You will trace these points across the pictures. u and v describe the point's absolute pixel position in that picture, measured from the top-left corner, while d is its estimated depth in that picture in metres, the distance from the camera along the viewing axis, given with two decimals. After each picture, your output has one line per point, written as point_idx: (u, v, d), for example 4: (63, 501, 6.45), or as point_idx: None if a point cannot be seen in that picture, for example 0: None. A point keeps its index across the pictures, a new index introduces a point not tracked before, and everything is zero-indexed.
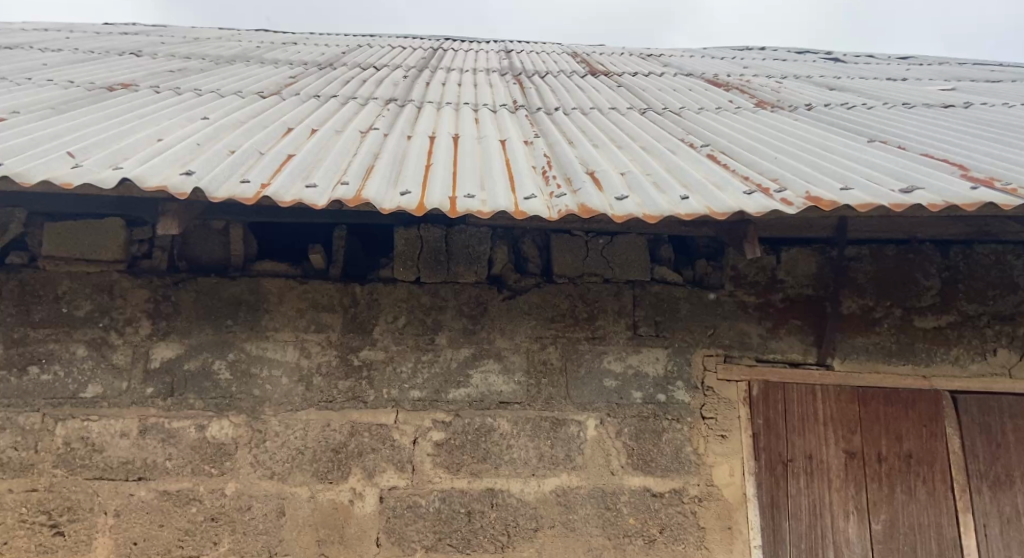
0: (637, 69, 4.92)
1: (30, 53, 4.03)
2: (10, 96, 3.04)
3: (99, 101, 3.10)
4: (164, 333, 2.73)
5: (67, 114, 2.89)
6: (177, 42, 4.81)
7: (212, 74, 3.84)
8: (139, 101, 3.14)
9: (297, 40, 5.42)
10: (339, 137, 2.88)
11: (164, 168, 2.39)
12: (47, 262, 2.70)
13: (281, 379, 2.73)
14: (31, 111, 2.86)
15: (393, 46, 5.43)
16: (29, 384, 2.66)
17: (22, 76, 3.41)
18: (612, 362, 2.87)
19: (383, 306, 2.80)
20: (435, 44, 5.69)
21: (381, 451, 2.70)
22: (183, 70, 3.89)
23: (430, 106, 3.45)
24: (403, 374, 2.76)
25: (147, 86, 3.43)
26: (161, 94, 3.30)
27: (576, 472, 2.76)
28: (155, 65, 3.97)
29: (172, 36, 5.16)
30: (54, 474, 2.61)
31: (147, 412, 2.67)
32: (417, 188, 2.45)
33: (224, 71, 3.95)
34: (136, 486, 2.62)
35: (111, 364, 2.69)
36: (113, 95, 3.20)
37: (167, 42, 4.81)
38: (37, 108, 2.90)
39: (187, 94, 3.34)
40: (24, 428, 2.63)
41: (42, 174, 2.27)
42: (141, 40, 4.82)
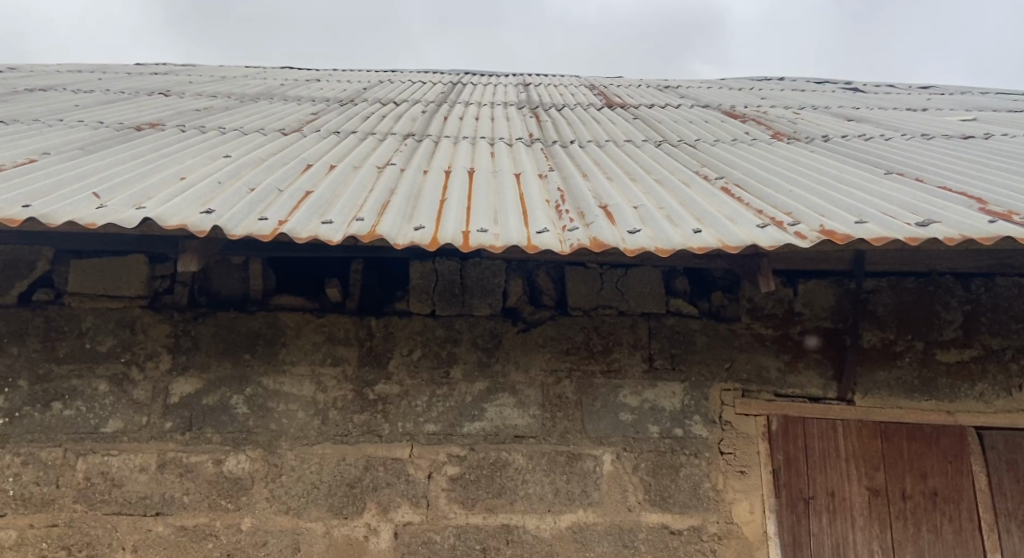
0: (653, 101, 4.97)
1: (63, 95, 4.18)
2: (41, 137, 3.15)
3: (126, 141, 3.20)
4: (184, 367, 2.76)
5: (94, 154, 2.99)
6: (206, 81, 4.96)
7: (236, 112, 3.95)
8: (164, 140, 3.24)
9: (321, 77, 5.56)
10: (356, 173, 2.94)
11: (185, 206, 2.46)
12: (72, 299, 2.76)
13: (297, 413, 2.75)
14: (61, 153, 2.96)
15: (413, 81, 5.54)
16: (52, 419, 2.70)
17: (54, 118, 3.53)
18: (628, 396, 2.86)
19: (399, 339, 2.82)
20: (455, 79, 5.80)
21: (395, 486, 2.70)
22: (208, 109, 4.01)
23: (448, 141, 3.52)
24: (419, 408, 2.77)
25: (174, 125, 3.54)
26: (187, 133, 3.40)
27: (592, 508, 2.73)
28: (182, 104, 4.09)
29: (200, 75, 5.32)
30: (74, 508, 2.63)
31: (166, 447, 2.70)
32: (431, 223, 2.48)
33: (248, 109, 4.06)
34: (154, 521, 2.63)
35: (132, 399, 2.73)
36: (140, 135, 3.30)
37: (195, 82, 4.97)
38: (67, 150, 3.00)
39: (212, 133, 3.43)
40: (46, 463, 2.66)
41: (68, 215, 2.33)
42: (170, 80, 4.98)
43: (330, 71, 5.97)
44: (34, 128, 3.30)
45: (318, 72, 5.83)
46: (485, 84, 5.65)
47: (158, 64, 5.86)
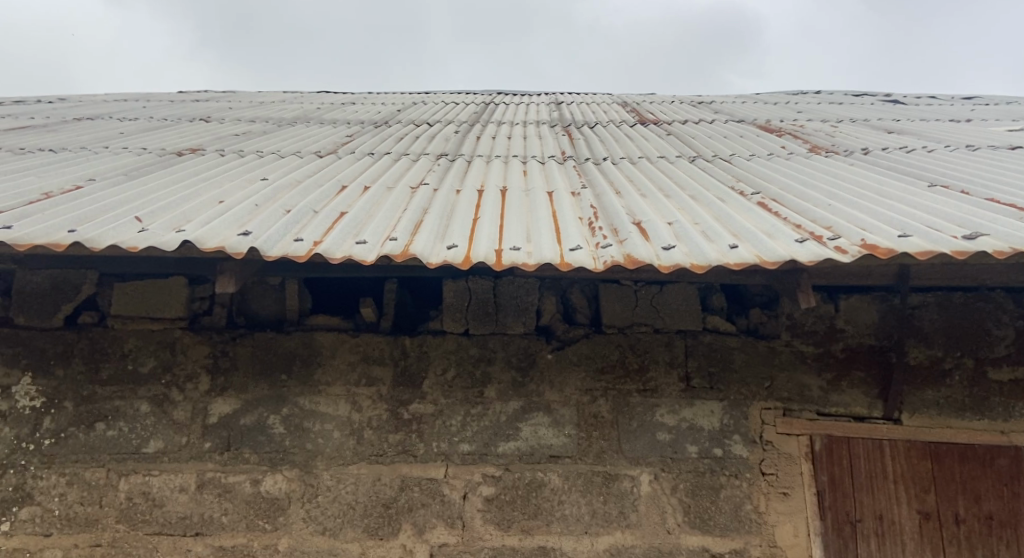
0: (687, 117, 4.94)
1: (109, 124, 4.31)
2: (88, 164, 3.24)
3: (168, 166, 3.28)
4: (222, 388, 2.80)
5: (137, 180, 3.06)
6: (246, 108, 5.08)
7: (275, 136, 4.03)
8: (204, 164, 3.31)
9: (356, 100, 5.65)
10: (390, 194, 2.96)
11: (223, 229, 2.50)
12: (115, 321, 2.82)
13: (333, 433, 2.75)
14: (106, 179, 3.04)
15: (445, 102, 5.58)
16: (96, 439, 2.75)
17: (100, 145, 3.63)
18: (665, 415, 2.81)
19: (433, 358, 2.82)
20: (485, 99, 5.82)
21: (431, 506, 2.69)
22: (246, 134, 4.09)
23: (481, 160, 3.54)
24: (453, 427, 2.76)
25: (213, 149, 3.62)
26: (226, 157, 3.47)
27: (631, 530, 2.68)
28: (222, 129, 4.19)
29: (239, 101, 5.44)
30: (116, 529, 2.67)
31: (205, 467, 2.73)
32: (463, 241, 2.49)
33: (285, 132, 4.14)
34: (194, 541, 2.65)
35: (172, 420, 2.77)
36: (181, 160, 3.38)
37: (235, 107, 5.08)
38: (111, 176, 3.08)
39: (250, 156, 3.50)
40: (90, 484, 2.71)
41: (110, 239, 2.39)
42: (211, 106, 5.10)
43: (363, 93, 6.05)
44: (81, 155, 3.40)
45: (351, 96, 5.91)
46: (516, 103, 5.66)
47: (197, 91, 6.02)
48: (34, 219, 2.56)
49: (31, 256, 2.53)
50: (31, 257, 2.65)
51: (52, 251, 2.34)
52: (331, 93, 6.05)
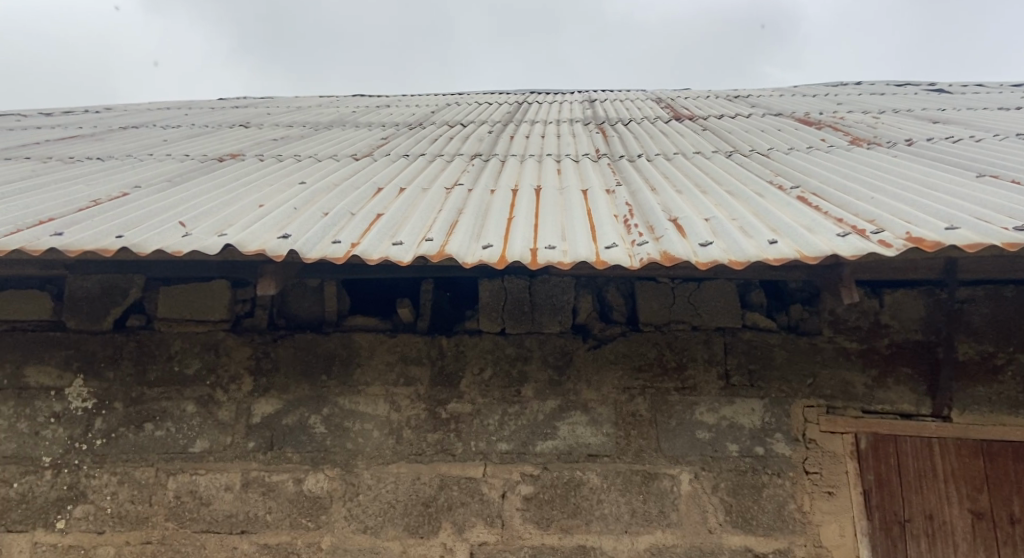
0: (723, 111, 4.88)
1: (153, 132, 4.42)
2: (133, 172, 3.33)
3: (209, 172, 3.35)
4: (264, 389, 2.85)
5: (181, 186, 3.13)
6: (283, 113, 5.16)
7: (312, 140, 4.09)
8: (244, 169, 3.38)
9: (391, 102, 5.70)
10: (425, 194, 2.98)
11: (263, 232, 2.55)
12: (162, 324, 2.89)
13: (372, 432, 2.79)
14: (151, 185, 3.12)
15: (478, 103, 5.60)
16: (145, 439, 2.82)
17: (145, 153, 3.73)
18: (705, 414, 2.78)
19: (469, 358, 2.83)
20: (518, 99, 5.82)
21: (470, 505, 2.70)
22: (284, 138, 4.16)
23: (514, 160, 3.54)
24: (491, 426, 2.77)
25: (252, 155, 3.70)
26: (265, 162, 3.53)
27: (671, 529, 2.66)
28: (261, 135, 4.27)
29: (276, 107, 5.53)
30: (166, 527, 2.74)
31: (249, 466, 2.78)
32: (498, 241, 2.50)
33: (321, 136, 4.21)
34: (240, 539, 2.71)
35: (217, 420, 2.83)
36: (222, 166, 3.45)
37: (273, 113, 5.17)
38: (156, 182, 3.16)
39: (289, 161, 3.56)
40: (140, 482, 2.78)
41: (156, 244, 2.46)
42: (249, 112, 5.20)
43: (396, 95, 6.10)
44: (127, 163, 3.50)
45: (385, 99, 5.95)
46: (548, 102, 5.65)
47: (236, 98, 6.13)
48: (84, 226, 2.64)
49: (82, 261, 2.61)
50: (81, 262, 2.74)
51: (100, 256, 2.41)
52: (365, 97, 6.11)
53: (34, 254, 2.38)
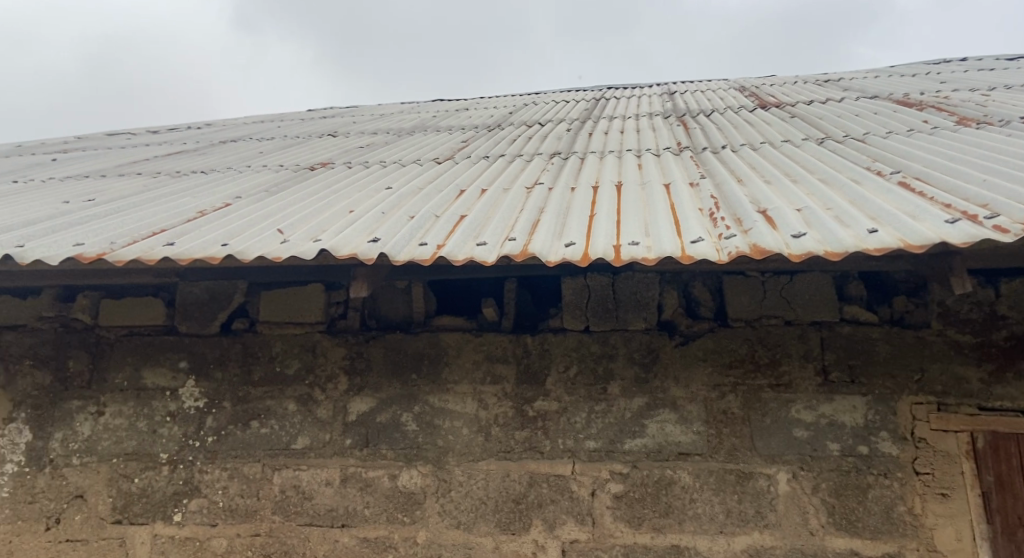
0: (813, 96, 4.68)
1: (249, 145, 4.65)
2: (234, 183, 3.52)
3: (302, 180, 3.50)
4: (359, 388, 2.95)
5: (277, 195, 3.28)
6: (367, 121, 5.30)
7: (395, 146, 4.20)
8: (334, 177, 3.50)
9: (469, 105, 5.77)
10: (507, 195, 3.01)
11: (354, 237, 2.64)
12: (264, 327, 3.04)
13: (462, 430, 2.84)
14: (250, 196, 3.28)
15: (557, 101, 5.58)
16: (251, 436, 2.98)
17: (244, 165, 3.94)
18: (802, 411, 2.67)
19: (554, 356, 2.84)
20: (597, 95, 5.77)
21: (560, 503, 2.71)
22: (370, 145, 4.29)
23: (594, 156, 3.52)
24: (578, 424, 2.76)
25: (341, 163, 3.83)
26: (353, 169, 3.65)
27: (770, 530, 2.58)
28: (347, 143, 4.41)
29: (361, 115, 5.71)
30: (273, 519, 2.88)
31: (347, 462, 2.89)
32: (581, 238, 2.49)
33: (405, 142, 4.31)
34: (341, 532, 2.82)
35: (316, 418, 2.95)
36: (313, 175, 3.60)
37: (358, 121, 5.34)
38: (254, 193, 3.32)
39: (374, 167, 3.67)
40: (248, 477, 2.94)
41: (257, 251, 2.59)
42: (336, 122, 5.39)
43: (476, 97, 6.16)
44: (228, 175, 3.70)
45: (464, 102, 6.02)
46: (627, 96, 5.57)
47: (323, 109, 6.36)
48: (193, 235, 2.81)
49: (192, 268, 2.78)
50: (190, 270, 2.92)
51: (208, 264, 2.56)
52: (446, 101, 6.21)
53: (150, 263, 2.56)
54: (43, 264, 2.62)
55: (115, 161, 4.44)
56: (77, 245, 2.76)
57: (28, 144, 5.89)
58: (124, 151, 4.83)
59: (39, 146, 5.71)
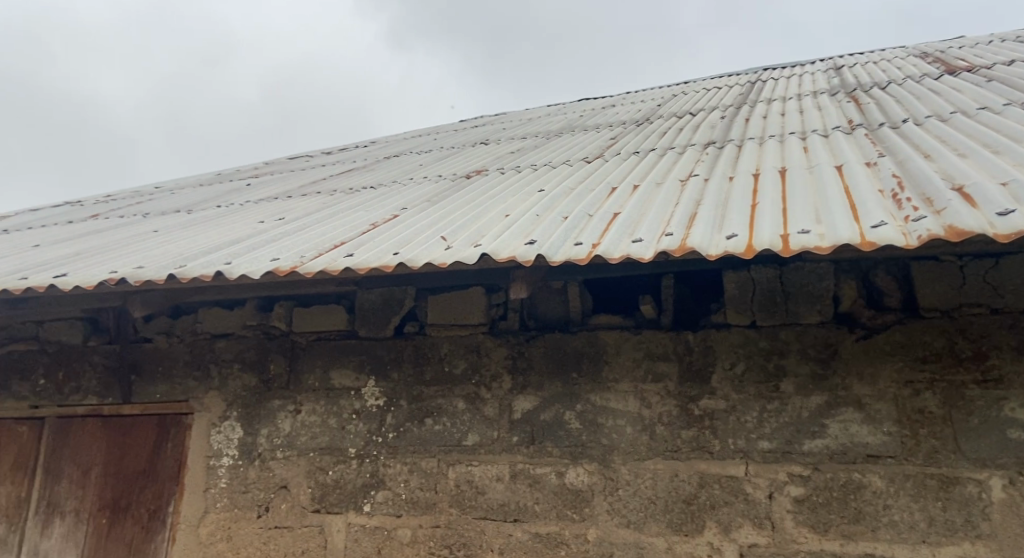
0: (1012, 55, 4.10)
1: (411, 158, 4.87)
2: (400, 196, 3.70)
3: (461, 189, 3.60)
4: (522, 387, 2.99)
5: (439, 204, 3.41)
6: (522, 126, 5.38)
7: (546, 149, 4.19)
8: (491, 183, 3.57)
9: (617, 101, 5.65)
10: (661, 189, 2.90)
11: (512, 240, 2.67)
12: (432, 329, 3.19)
13: (626, 428, 2.78)
14: (415, 206, 3.43)
15: (711, 88, 5.32)
16: (426, 433, 3.12)
17: (408, 178, 4.13)
18: (1017, 410, 2.34)
19: (719, 353, 2.70)
20: (754, 78, 5.43)
21: (735, 505, 2.57)
22: (521, 150, 4.32)
23: (752, 143, 3.30)
24: (749, 424, 2.61)
25: (495, 169, 3.89)
26: (506, 175, 3.70)
27: (983, 541, 2.29)
28: (500, 149, 4.48)
29: (512, 121, 5.77)
30: (450, 512, 3.00)
31: (515, 458, 2.94)
32: (744, 229, 2.34)
33: (554, 144, 4.30)
34: (514, 527, 2.88)
35: (484, 416, 3.04)
36: (470, 183, 3.69)
37: (509, 127, 5.41)
38: (419, 203, 3.47)
39: (526, 171, 3.68)
40: (426, 472, 3.08)
41: (425, 258, 2.71)
42: (489, 129, 5.50)
43: (627, 91, 6.04)
44: (394, 189, 3.90)
45: (615, 98, 5.93)
46: (790, 75, 5.20)
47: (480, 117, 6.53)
48: (369, 246, 2.99)
49: (367, 277, 2.96)
50: (366, 279, 3.10)
51: (382, 272, 2.70)
52: (597, 98, 6.14)
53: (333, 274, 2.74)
54: (245, 280, 2.90)
55: (300, 182, 4.83)
56: (274, 261, 3.03)
57: (228, 172, 6.57)
58: (308, 172, 5.25)
59: (236, 174, 6.35)
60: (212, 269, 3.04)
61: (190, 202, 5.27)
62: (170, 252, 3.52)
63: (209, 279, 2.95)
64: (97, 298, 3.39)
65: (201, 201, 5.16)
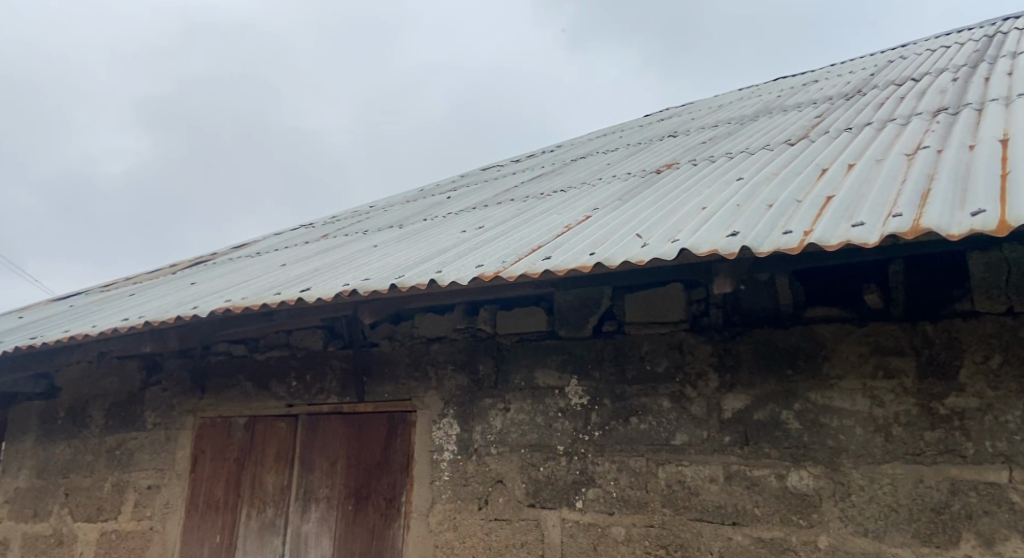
0: None
1: (597, 158, 4.76)
2: (590, 196, 3.62)
3: (652, 184, 3.44)
4: (732, 385, 2.81)
5: (631, 202, 3.27)
6: (712, 116, 5.10)
7: (742, 134, 3.91)
8: (683, 176, 3.37)
9: (819, 77, 5.18)
10: (883, 165, 2.55)
11: (713, 233, 2.48)
12: (630, 328, 3.07)
13: (855, 429, 2.53)
14: (607, 206, 3.33)
15: (933, 50, 4.72)
16: (632, 432, 3.03)
17: (596, 177, 4.04)
18: None
19: (967, 345, 2.41)
20: (988, 32, 4.75)
21: (997, 516, 2.27)
22: (714, 138, 4.06)
23: (996, 105, 2.83)
24: (1011, 424, 2.30)
25: (686, 161, 3.68)
26: (699, 166, 3.48)
27: None
28: (691, 140, 4.25)
29: (700, 109, 5.49)
30: (664, 512, 2.88)
31: (729, 459, 2.76)
32: (995, 203, 1.97)
33: (750, 129, 3.99)
34: (733, 530, 2.70)
35: (691, 414, 2.89)
36: (661, 177, 3.51)
37: (699, 116, 5.14)
38: (610, 202, 3.36)
39: (721, 159, 3.44)
40: (636, 471, 2.99)
41: (623, 257, 2.59)
42: (677, 120, 5.26)
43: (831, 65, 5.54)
44: (586, 189, 3.83)
45: (816, 74, 5.44)
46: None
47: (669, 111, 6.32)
48: (566, 248, 2.93)
49: (564, 279, 2.90)
50: (564, 281, 3.02)
51: (581, 273, 2.63)
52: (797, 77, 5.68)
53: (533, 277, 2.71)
54: (453, 285, 2.97)
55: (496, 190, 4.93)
56: (478, 266, 3.07)
57: (432, 187, 6.95)
58: (503, 180, 5.36)
59: (438, 188, 6.67)
60: (426, 277, 3.15)
61: (401, 216, 5.60)
62: (392, 263, 3.71)
63: (423, 286, 3.06)
64: (332, 310, 3.64)
65: (409, 215, 5.45)
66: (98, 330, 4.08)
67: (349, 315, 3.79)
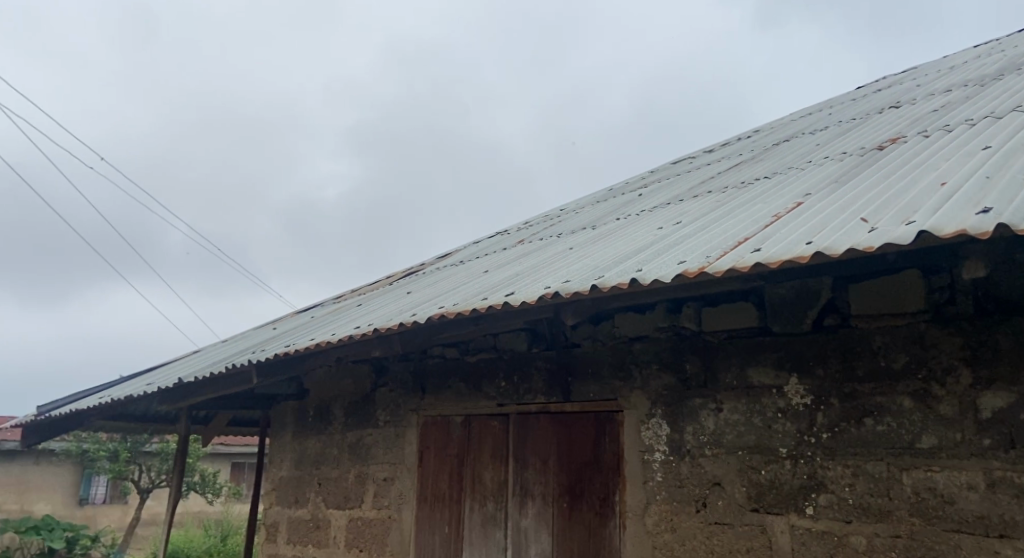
0: None
1: (810, 141, 4.58)
2: (803, 182, 3.39)
3: (874, 165, 3.15)
4: (990, 381, 2.55)
5: (851, 184, 2.99)
6: (931, 91, 4.56)
7: (982, 101, 3.62)
8: (913, 152, 3.08)
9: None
10: None
11: (958, 210, 2.15)
12: (858, 320, 2.85)
13: None
14: (822, 190, 3.07)
15: None
16: (867, 434, 2.79)
17: (813, 161, 3.87)
18: None
19: None
20: None
21: None
22: (950, 107, 3.81)
23: None
24: None
25: (917, 135, 3.45)
26: (934, 137, 3.22)
27: None
28: (922, 111, 3.99)
29: (927, 80, 5.16)
30: (912, 522, 2.65)
31: (991, 465, 2.52)
32: None
33: (994, 93, 3.69)
34: (1002, 544, 2.45)
35: (940, 415, 2.64)
36: (886, 155, 3.27)
37: (926, 87, 4.83)
38: (826, 187, 3.10)
39: (963, 127, 3.19)
40: (874, 477, 2.75)
41: (845, 244, 2.32)
42: (901, 93, 4.97)
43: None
44: (800, 174, 3.64)
45: None
46: None
47: (875, 90, 5.76)
48: (776, 238, 2.69)
49: (778, 271, 2.66)
50: (777, 274, 2.78)
51: (798, 265, 2.38)
52: None
53: (743, 271, 2.50)
54: (654, 284, 2.83)
55: (692, 184, 4.74)
56: (681, 263, 2.90)
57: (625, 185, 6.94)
58: (697, 173, 5.13)
59: (631, 184, 6.65)
60: (627, 276, 3.04)
61: (596, 217, 5.56)
62: (592, 264, 3.66)
63: (626, 285, 2.95)
64: (531, 312, 3.62)
65: (602, 216, 5.38)
66: (333, 338, 4.43)
67: (551, 318, 3.77)
